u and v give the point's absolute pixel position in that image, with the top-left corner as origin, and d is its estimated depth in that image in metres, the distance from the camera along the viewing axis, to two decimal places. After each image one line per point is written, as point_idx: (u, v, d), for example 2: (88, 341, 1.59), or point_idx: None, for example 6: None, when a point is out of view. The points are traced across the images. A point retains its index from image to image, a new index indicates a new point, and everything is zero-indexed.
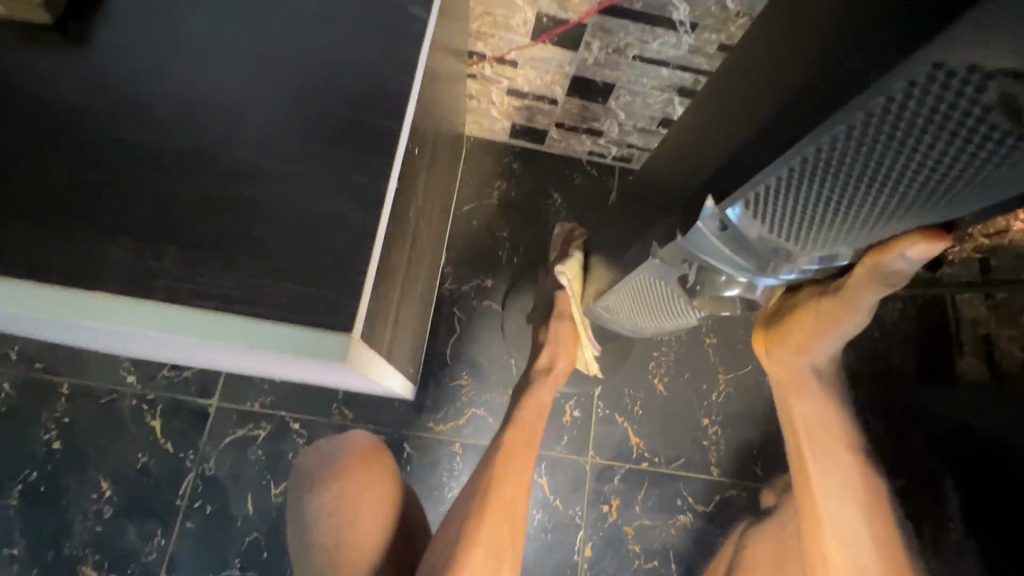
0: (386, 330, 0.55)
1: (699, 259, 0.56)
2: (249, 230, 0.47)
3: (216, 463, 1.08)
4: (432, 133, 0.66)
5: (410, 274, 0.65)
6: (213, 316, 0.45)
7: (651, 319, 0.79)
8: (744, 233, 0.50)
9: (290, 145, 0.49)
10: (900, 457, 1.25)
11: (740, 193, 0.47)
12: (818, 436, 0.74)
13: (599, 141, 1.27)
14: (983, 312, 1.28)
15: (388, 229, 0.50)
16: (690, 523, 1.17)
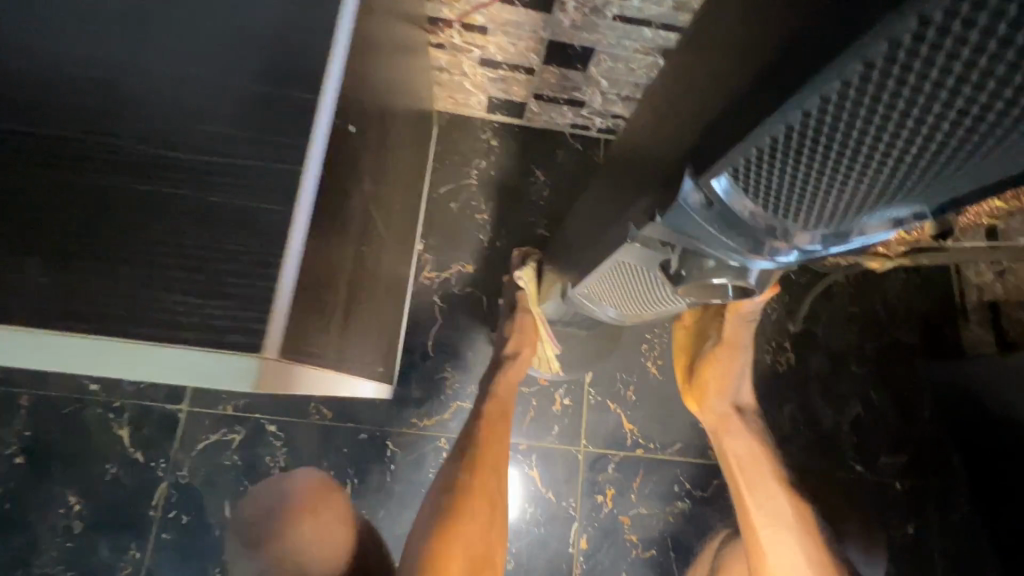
0: (330, 337, 0.48)
1: (682, 241, 0.45)
2: (136, 230, 0.38)
3: (190, 471, 1.03)
4: (380, 107, 0.58)
5: (363, 269, 0.58)
6: (96, 340, 0.37)
7: (625, 306, 0.71)
8: (734, 209, 0.41)
9: (184, 122, 0.40)
10: (905, 431, 1.20)
11: (727, 160, 0.38)
12: (750, 468, 0.86)
13: (581, 112, 1.19)
14: (992, 278, 1.21)
15: (317, 223, 0.41)
16: (688, 509, 1.12)
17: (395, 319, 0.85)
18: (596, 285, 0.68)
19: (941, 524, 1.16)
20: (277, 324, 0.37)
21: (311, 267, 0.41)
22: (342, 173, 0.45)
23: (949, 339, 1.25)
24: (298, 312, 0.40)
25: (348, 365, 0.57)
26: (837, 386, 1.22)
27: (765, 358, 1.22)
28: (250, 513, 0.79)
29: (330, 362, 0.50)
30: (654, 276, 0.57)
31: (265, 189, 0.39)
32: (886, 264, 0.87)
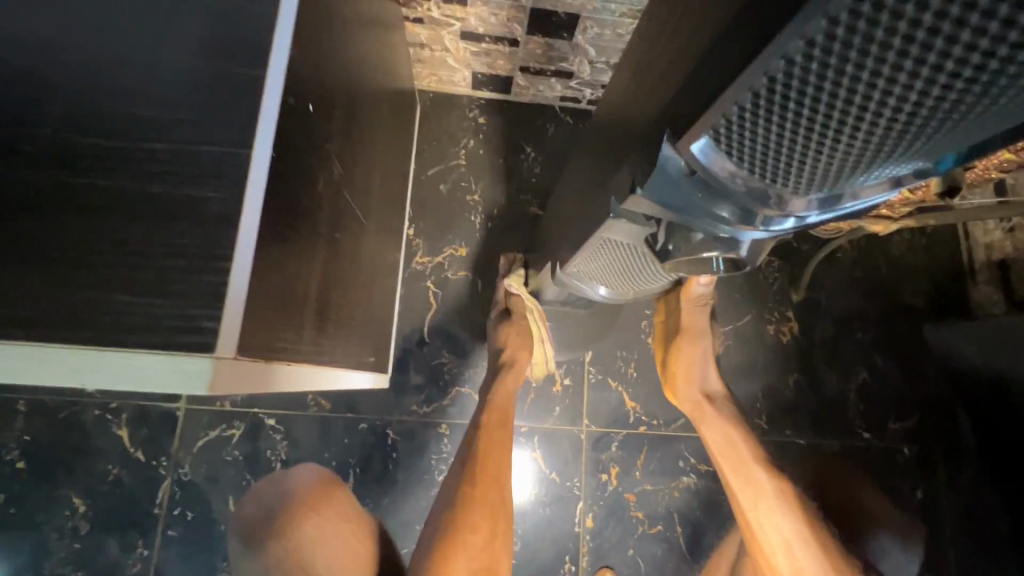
0: (299, 329, 0.46)
1: (665, 214, 0.43)
2: (83, 229, 0.37)
3: (192, 468, 1.03)
4: (346, 87, 0.55)
5: (337, 258, 0.55)
6: (35, 346, 0.35)
7: (613, 283, 0.68)
8: (718, 175, 0.37)
9: (126, 114, 0.38)
10: (913, 396, 1.18)
11: (705, 120, 0.35)
12: (730, 458, 0.80)
13: (570, 84, 1.15)
14: (1000, 235, 1.18)
15: (275, 212, 0.39)
16: (695, 484, 1.12)
17: (383, 307, 0.83)
18: (583, 264, 0.65)
19: (950, 487, 1.15)
20: (232, 321, 0.35)
21: (271, 259, 0.39)
22: (301, 158, 0.42)
23: (957, 300, 1.22)
24: (258, 307, 0.38)
25: (326, 356, 0.55)
26: (842, 353, 1.20)
27: (768, 329, 1.19)
28: (245, 528, 0.76)
29: (301, 356, 0.48)
30: (641, 252, 0.54)
31: (211, 179, 0.37)
32: (890, 226, 0.84)
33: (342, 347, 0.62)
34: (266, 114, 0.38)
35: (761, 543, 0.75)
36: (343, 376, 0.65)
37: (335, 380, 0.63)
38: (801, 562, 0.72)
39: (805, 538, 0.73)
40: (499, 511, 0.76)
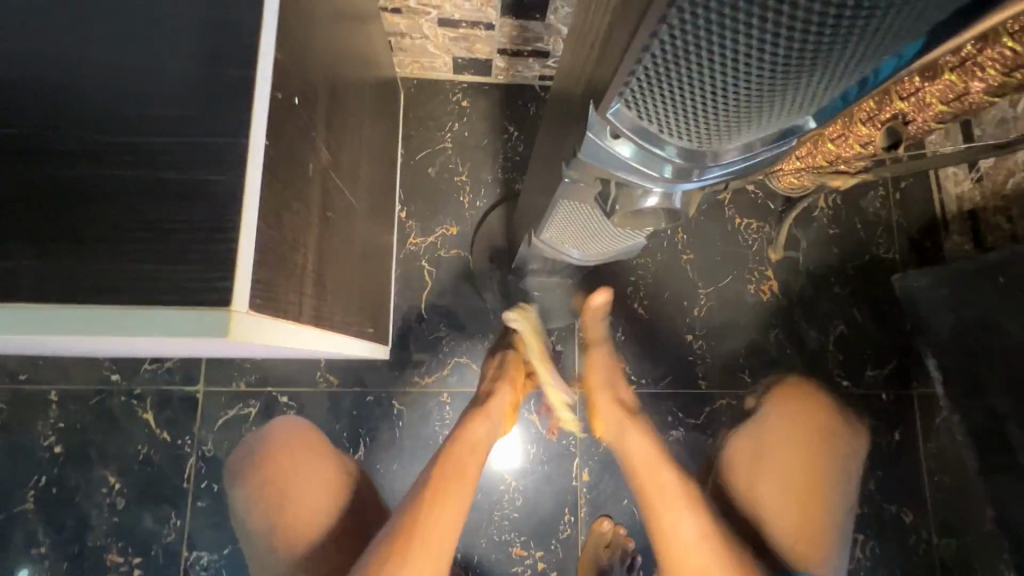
0: (297, 293, 0.53)
1: (608, 174, 0.49)
2: (112, 212, 0.43)
3: (214, 445, 1.11)
4: (326, 76, 0.61)
5: (330, 232, 0.62)
6: (82, 310, 0.43)
7: (585, 244, 0.74)
8: (639, 136, 0.43)
9: (137, 111, 0.44)
10: (889, 344, 1.24)
11: (613, 89, 0.41)
12: (644, 465, 0.84)
13: (547, 63, 1.19)
14: (970, 185, 1.22)
15: (270, 189, 0.46)
16: (683, 436, 1.20)
17: (377, 283, 0.90)
18: (556, 230, 0.71)
19: (926, 426, 1.21)
20: (243, 281, 0.42)
21: (269, 231, 0.46)
22: (288, 140, 0.49)
23: (929, 251, 1.28)
24: (261, 271, 0.45)
25: (326, 320, 0.62)
26: (819, 308, 1.26)
27: (748, 289, 1.25)
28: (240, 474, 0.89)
29: (302, 317, 0.55)
30: (597, 213, 0.60)
31: (214, 163, 0.43)
32: (849, 181, 0.88)
33: (340, 314, 0.68)
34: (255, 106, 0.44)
35: (670, 544, 0.78)
36: (342, 343, 0.72)
37: (337, 346, 0.70)
38: (704, 559, 0.77)
39: (709, 538, 0.78)
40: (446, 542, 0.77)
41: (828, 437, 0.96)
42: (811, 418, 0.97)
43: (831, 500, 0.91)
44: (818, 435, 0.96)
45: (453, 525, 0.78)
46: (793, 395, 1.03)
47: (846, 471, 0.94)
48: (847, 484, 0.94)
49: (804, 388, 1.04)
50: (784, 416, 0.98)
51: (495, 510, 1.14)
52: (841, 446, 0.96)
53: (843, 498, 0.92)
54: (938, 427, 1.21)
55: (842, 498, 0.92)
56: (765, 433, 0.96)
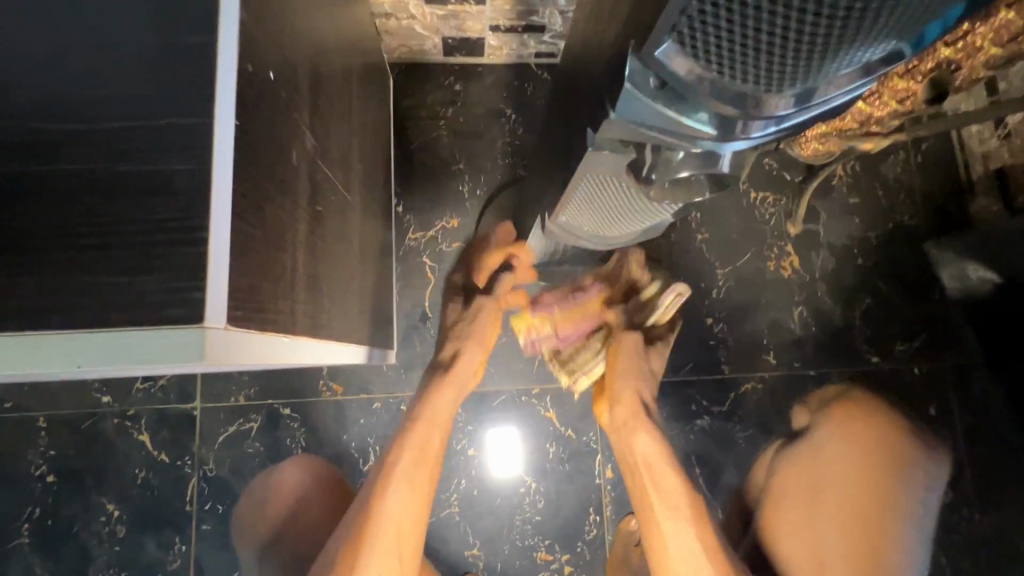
0: (288, 299, 0.46)
1: (643, 136, 0.43)
2: (59, 215, 0.37)
3: (216, 464, 1.05)
4: (307, 53, 0.54)
5: (322, 230, 0.55)
6: (30, 336, 0.36)
7: (603, 225, 0.68)
8: (691, 86, 0.37)
9: (80, 94, 0.38)
10: (918, 315, 1.18)
11: (666, 23, 0.34)
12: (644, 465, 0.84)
13: (543, 38, 1.12)
14: (997, 144, 1.15)
15: (247, 181, 0.39)
16: (708, 425, 1.14)
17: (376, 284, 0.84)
18: (574, 212, 0.64)
19: (963, 400, 1.15)
20: (217, 291, 0.36)
21: (248, 228, 0.40)
22: (265, 123, 0.42)
23: (956, 214, 1.20)
24: (241, 277, 0.39)
25: (324, 327, 0.56)
26: (843, 282, 1.19)
27: (768, 266, 1.19)
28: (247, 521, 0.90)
29: (294, 326, 0.48)
30: (626, 186, 0.54)
31: (175, 150, 0.37)
32: (881, 143, 0.83)
33: (339, 320, 0.62)
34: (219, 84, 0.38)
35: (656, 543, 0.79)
36: (343, 351, 0.66)
37: (336, 355, 0.64)
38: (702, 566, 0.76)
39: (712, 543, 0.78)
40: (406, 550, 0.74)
41: (896, 467, 0.79)
42: (875, 443, 0.81)
43: (901, 546, 0.76)
44: (887, 464, 0.79)
45: (408, 528, 0.74)
46: (860, 427, 0.82)
47: (913, 503, 0.78)
48: (918, 520, 0.78)
49: (864, 401, 0.86)
50: (849, 457, 0.80)
51: (516, 514, 1.09)
52: (909, 472, 0.80)
53: (910, 534, 0.77)
54: (974, 400, 1.15)
55: (911, 532, 0.78)
56: (821, 475, 0.80)
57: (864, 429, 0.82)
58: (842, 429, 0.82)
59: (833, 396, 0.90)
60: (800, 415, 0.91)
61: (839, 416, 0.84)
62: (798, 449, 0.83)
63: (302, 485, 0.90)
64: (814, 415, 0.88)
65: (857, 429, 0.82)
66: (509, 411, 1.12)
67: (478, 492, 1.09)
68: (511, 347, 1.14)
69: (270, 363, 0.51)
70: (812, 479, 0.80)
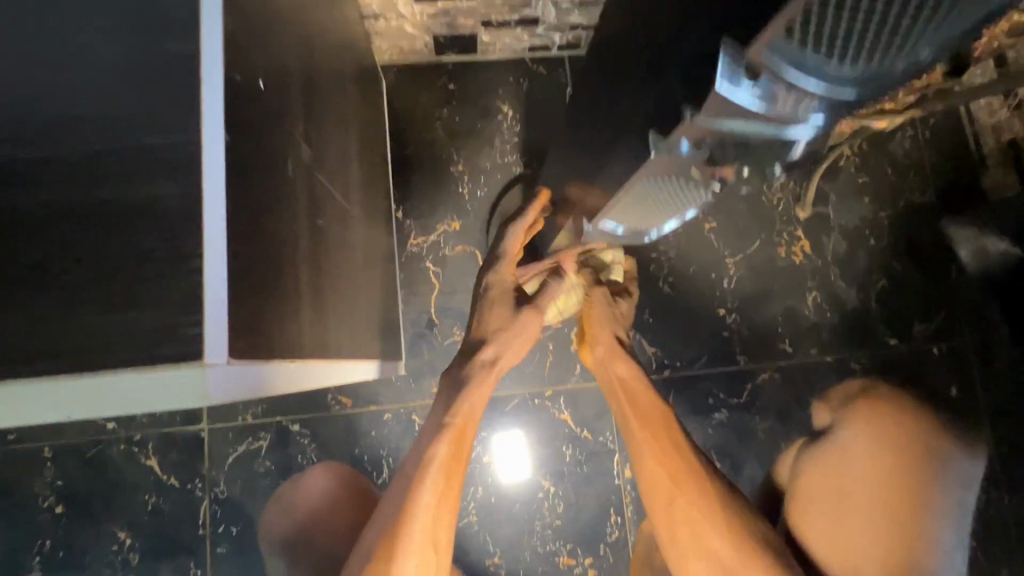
0: (294, 320, 0.44)
1: (726, 137, 0.42)
2: (41, 247, 0.35)
3: (227, 485, 1.03)
4: (298, 58, 0.51)
5: (324, 244, 0.53)
6: (17, 382, 0.35)
7: (644, 224, 0.67)
8: (794, 74, 0.36)
9: (58, 118, 0.36)
10: (934, 294, 1.16)
11: (779, 24, 0.33)
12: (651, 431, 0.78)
13: (537, 31, 1.09)
14: (1007, 115, 1.13)
15: (242, 199, 0.37)
16: (727, 418, 1.12)
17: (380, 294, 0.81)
18: (613, 203, 0.61)
19: (984, 378, 1.13)
20: (215, 323, 0.35)
21: (246, 249, 0.37)
22: (259, 135, 0.40)
23: (968, 187, 1.18)
24: (240, 301, 0.37)
25: (332, 346, 0.53)
26: (857, 264, 1.16)
27: (779, 253, 1.16)
28: (284, 522, 0.86)
29: (303, 348, 0.46)
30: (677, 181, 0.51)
31: (165, 173, 0.35)
32: (895, 119, 0.80)
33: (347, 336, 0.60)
34: (208, 97, 0.36)
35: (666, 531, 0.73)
36: (352, 368, 0.63)
37: (342, 372, 0.61)
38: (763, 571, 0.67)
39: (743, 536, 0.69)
40: (441, 540, 0.72)
41: (925, 463, 0.72)
42: (907, 443, 0.73)
43: (938, 545, 0.70)
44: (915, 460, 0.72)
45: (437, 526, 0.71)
46: (886, 425, 0.74)
47: (949, 504, 0.71)
48: (957, 521, 0.71)
49: (884, 394, 0.78)
50: (876, 457, 0.73)
51: (536, 519, 1.07)
52: (943, 470, 0.72)
53: (946, 533, 0.70)
54: None
55: (946, 531, 0.70)
56: (850, 476, 0.73)
57: (889, 425, 0.74)
58: (871, 429, 0.74)
59: (856, 391, 0.81)
60: (820, 413, 0.82)
61: (865, 413, 0.76)
62: (823, 449, 0.76)
63: (334, 489, 0.87)
64: (835, 413, 0.79)
65: (880, 425, 0.74)
66: (523, 414, 1.10)
67: (495, 499, 1.07)
68: None
69: (280, 387, 0.49)
70: (838, 480, 0.73)
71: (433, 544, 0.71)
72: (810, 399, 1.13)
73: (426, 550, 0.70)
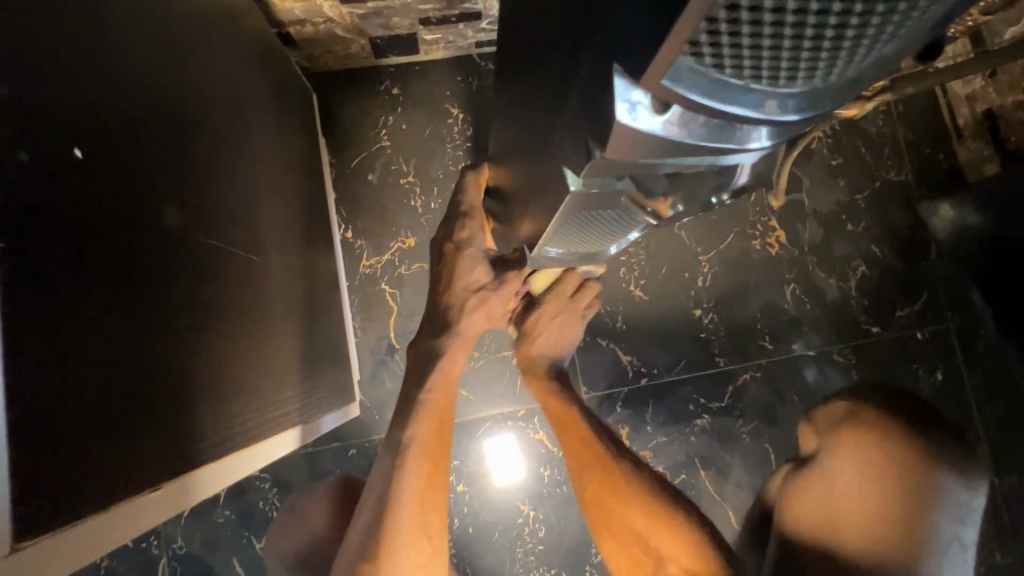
0: (121, 449, 0.36)
1: (648, 167, 0.36)
2: None
3: (185, 540, 0.96)
4: (148, 100, 0.43)
5: (199, 318, 0.46)
6: None
7: (586, 246, 0.61)
8: (716, 104, 0.29)
9: None
10: (915, 279, 1.10)
11: (672, 48, 0.26)
12: (598, 477, 0.74)
13: (481, 26, 1.00)
14: (981, 83, 1.05)
15: (25, 321, 0.30)
16: (709, 424, 1.07)
17: (309, 337, 0.74)
18: (552, 237, 0.56)
19: (969, 359, 1.09)
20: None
21: (38, 383, 0.30)
22: (58, 224, 0.32)
23: (944, 163, 1.13)
24: (33, 449, 0.29)
25: (205, 444, 0.46)
26: (834, 251, 1.11)
27: (754, 245, 1.11)
28: (292, 539, 0.72)
29: (140, 465, 0.38)
30: (614, 207, 0.46)
31: None
32: (867, 106, 0.74)
33: (242, 411, 0.53)
34: None
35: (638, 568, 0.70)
36: (257, 450, 0.57)
37: (237, 468, 0.53)
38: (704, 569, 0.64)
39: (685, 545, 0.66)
40: (433, 526, 0.62)
41: (921, 497, 0.64)
42: (898, 474, 0.65)
43: None
44: (906, 493, 0.64)
45: (428, 525, 0.61)
46: (876, 454, 0.66)
47: (943, 545, 0.63)
48: (954, 558, 0.63)
49: (873, 420, 0.68)
50: (866, 488, 0.65)
51: (516, 547, 1.02)
52: (941, 504, 0.64)
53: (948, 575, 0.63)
54: (983, 358, 1.09)
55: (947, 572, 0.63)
56: (838, 515, 0.65)
57: (879, 457, 0.66)
58: (861, 458, 0.66)
59: (840, 415, 0.71)
60: (805, 434, 0.74)
61: (849, 440, 0.67)
62: (809, 478, 0.69)
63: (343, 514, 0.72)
64: (822, 438, 0.70)
65: (870, 456, 0.66)
66: (496, 436, 1.04)
67: (473, 530, 1.02)
68: (490, 369, 1.05)
69: (163, 515, 0.42)
70: (827, 523, 0.65)
71: (424, 531, 0.60)
72: (793, 396, 1.08)
73: (419, 537, 0.60)
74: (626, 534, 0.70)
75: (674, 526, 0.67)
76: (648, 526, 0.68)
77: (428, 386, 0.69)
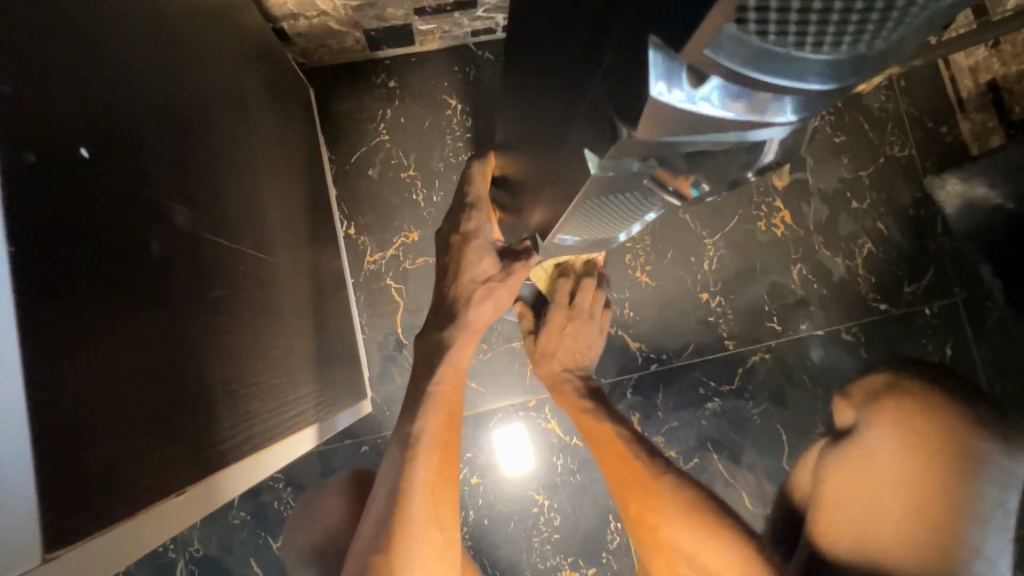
0: (142, 455, 0.36)
1: (674, 146, 0.36)
2: None
3: (202, 543, 0.97)
4: (150, 103, 0.42)
5: (212, 320, 0.46)
6: None
7: (601, 233, 0.60)
8: (760, 74, 0.28)
9: None
10: (923, 254, 1.10)
11: (717, 17, 0.25)
12: (633, 482, 0.75)
13: (476, 15, 0.98)
14: (984, 55, 1.04)
15: (43, 320, 0.29)
16: (720, 407, 1.07)
17: (320, 335, 0.74)
18: (566, 225, 0.56)
19: (977, 333, 1.09)
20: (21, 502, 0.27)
21: (59, 381, 0.29)
22: (67, 225, 0.32)
23: (948, 137, 1.12)
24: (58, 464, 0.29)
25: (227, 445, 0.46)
26: (840, 229, 1.11)
27: (759, 227, 1.10)
28: (307, 535, 0.72)
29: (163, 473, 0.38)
30: (633, 189, 0.45)
31: None
32: None
33: (258, 412, 0.52)
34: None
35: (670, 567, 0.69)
36: (275, 450, 0.57)
37: (259, 468, 0.53)
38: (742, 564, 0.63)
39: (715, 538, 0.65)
40: (445, 518, 0.61)
41: (963, 465, 0.61)
42: (938, 444, 0.62)
43: (982, 551, 0.60)
44: (946, 461, 0.62)
45: (439, 515, 0.61)
46: (919, 424, 0.64)
47: (988, 508, 0.61)
48: (996, 525, 0.61)
49: (920, 394, 0.66)
50: (902, 464, 0.63)
51: (532, 537, 1.02)
52: (985, 473, 0.62)
53: (989, 540, 0.61)
54: (991, 331, 1.08)
55: (989, 537, 0.61)
56: (870, 486, 0.64)
57: (922, 426, 0.64)
58: (905, 429, 0.64)
59: (880, 385, 0.69)
60: (840, 407, 0.72)
61: (895, 411, 0.65)
62: (846, 451, 0.67)
63: (358, 508, 0.72)
64: (859, 411, 0.69)
65: (914, 427, 0.64)
66: (508, 427, 1.04)
67: (488, 521, 1.02)
68: (499, 360, 1.05)
69: (185, 520, 0.42)
70: (860, 499, 0.64)
71: (435, 518, 0.60)
72: (803, 376, 1.08)
73: (430, 526, 0.59)
74: (668, 548, 0.69)
75: (717, 545, 0.65)
76: (693, 542, 0.66)
77: (436, 376, 0.68)
